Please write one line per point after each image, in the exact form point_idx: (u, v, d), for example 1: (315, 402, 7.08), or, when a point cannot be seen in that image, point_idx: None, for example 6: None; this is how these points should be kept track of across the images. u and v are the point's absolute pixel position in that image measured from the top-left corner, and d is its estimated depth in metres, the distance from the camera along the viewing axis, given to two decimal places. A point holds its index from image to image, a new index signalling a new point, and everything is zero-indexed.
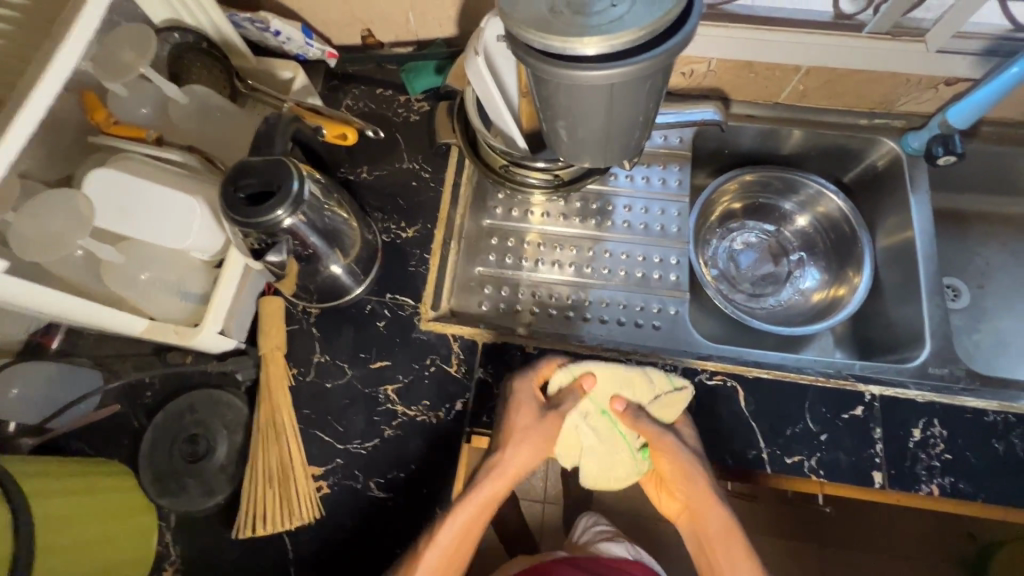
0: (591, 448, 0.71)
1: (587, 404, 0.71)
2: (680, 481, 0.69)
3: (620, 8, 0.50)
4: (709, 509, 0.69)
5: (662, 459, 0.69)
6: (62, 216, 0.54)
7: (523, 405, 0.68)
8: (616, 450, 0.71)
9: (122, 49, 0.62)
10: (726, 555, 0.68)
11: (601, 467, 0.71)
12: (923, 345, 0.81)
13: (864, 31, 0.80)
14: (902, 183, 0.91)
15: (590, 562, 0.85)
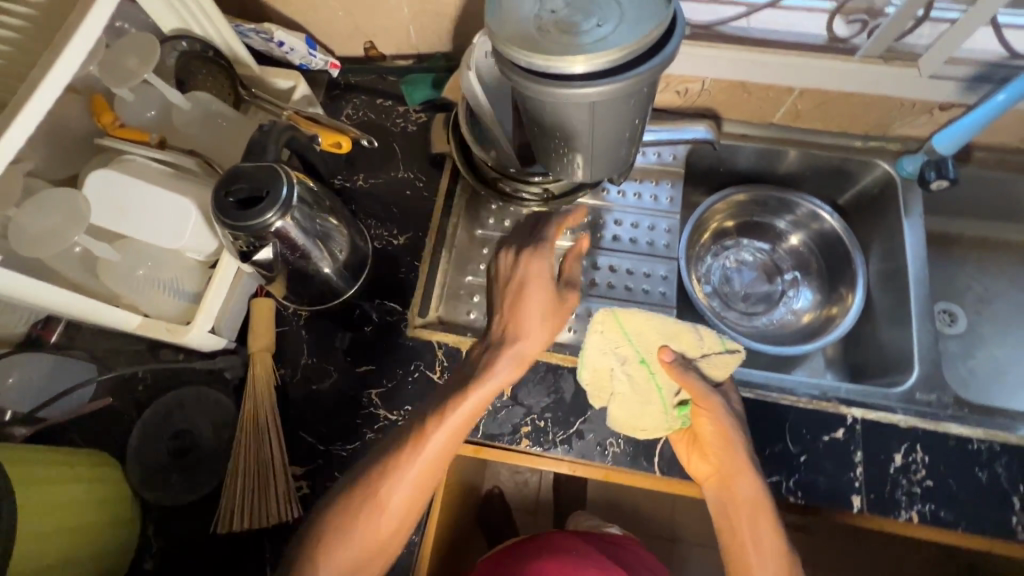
0: (624, 394, 0.69)
1: (628, 350, 0.70)
2: (719, 444, 0.65)
3: (605, 28, 0.51)
4: (741, 475, 0.64)
5: (701, 421, 0.66)
6: (61, 213, 0.56)
7: (535, 282, 0.65)
8: (650, 401, 0.69)
9: (127, 56, 0.65)
10: (750, 524, 0.63)
11: (631, 413, 0.69)
12: (912, 370, 0.81)
13: (857, 56, 0.81)
14: (896, 207, 0.91)
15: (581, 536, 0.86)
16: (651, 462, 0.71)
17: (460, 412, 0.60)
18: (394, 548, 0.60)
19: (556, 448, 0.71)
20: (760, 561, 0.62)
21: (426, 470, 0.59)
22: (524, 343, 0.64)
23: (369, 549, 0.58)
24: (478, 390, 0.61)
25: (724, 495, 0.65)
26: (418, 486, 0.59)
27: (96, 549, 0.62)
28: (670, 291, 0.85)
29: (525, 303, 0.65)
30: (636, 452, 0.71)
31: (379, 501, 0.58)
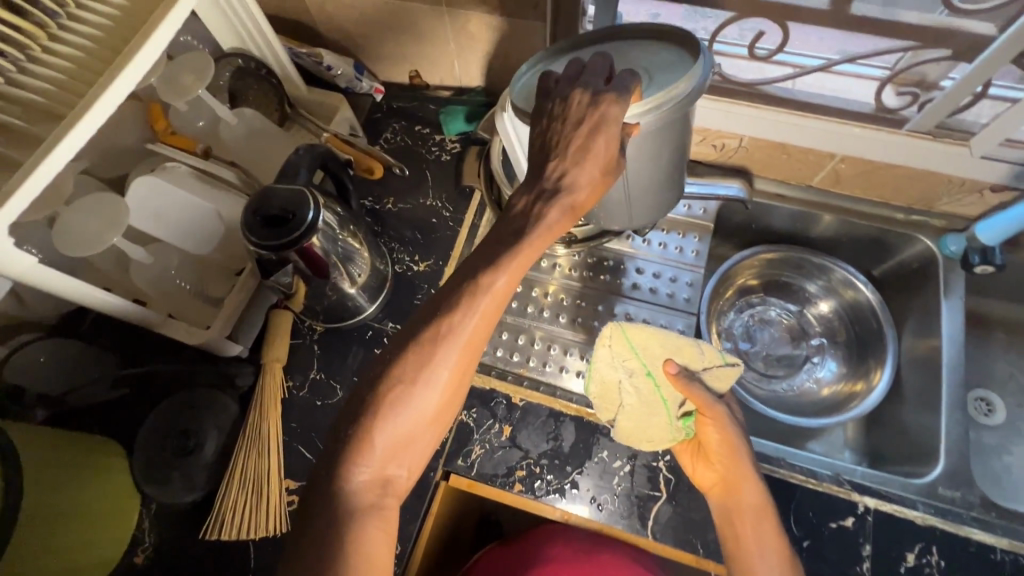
0: (630, 404, 0.68)
1: (635, 364, 0.68)
2: (723, 454, 0.63)
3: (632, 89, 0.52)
4: (744, 478, 0.62)
5: (706, 429, 0.64)
6: (105, 219, 0.59)
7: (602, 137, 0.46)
8: (656, 413, 0.67)
9: (183, 72, 0.68)
10: (754, 530, 0.59)
11: (637, 426, 0.68)
12: (936, 461, 0.76)
13: (904, 128, 0.78)
14: (935, 286, 0.87)
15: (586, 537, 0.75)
16: (644, 525, 0.69)
17: (517, 259, 0.46)
18: (447, 425, 0.48)
19: (549, 497, 0.70)
20: (764, 566, 0.57)
21: (476, 335, 0.46)
22: (584, 188, 0.47)
23: (421, 428, 0.46)
24: (536, 241, 0.47)
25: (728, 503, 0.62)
26: (467, 353, 0.46)
27: (92, 540, 0.64)
28: None
29: (597, 150, 0.46)
30: (630, 512, 0.69)
31: (431, 373, 0.45)
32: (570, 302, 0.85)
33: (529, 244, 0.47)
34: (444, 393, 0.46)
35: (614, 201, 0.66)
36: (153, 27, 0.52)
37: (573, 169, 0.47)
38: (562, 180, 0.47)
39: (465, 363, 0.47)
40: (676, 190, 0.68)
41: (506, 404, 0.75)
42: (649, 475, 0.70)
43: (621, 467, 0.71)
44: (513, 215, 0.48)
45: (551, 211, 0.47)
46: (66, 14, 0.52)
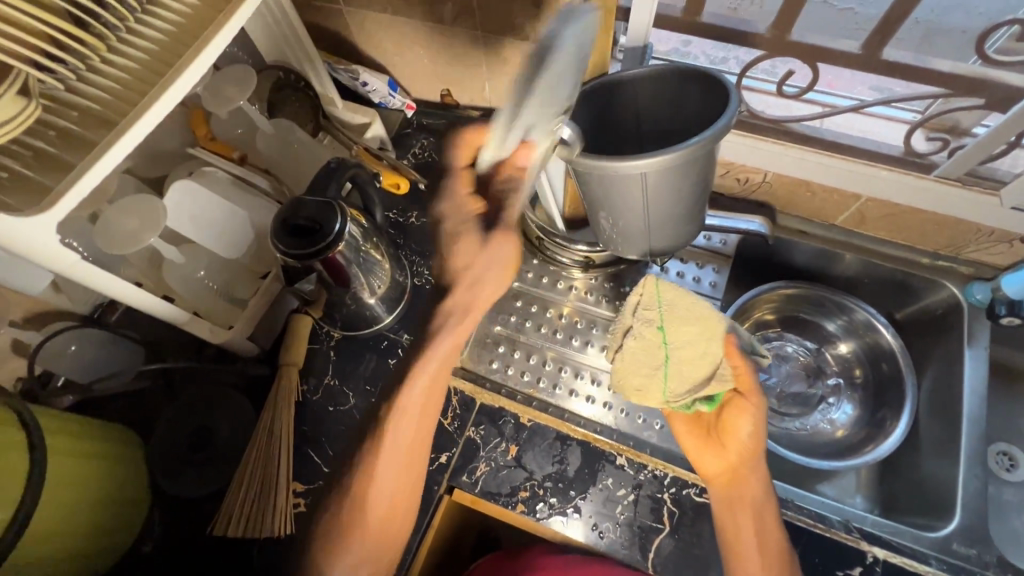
0: (635, 354, 0.68)
1: (654, 314, 0.69)
2: (746, 444, 0.66)
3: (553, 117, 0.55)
4: (749, 474, 0.65)
5: (744, 423, 0.66)
6: (144, 219, 0.62)
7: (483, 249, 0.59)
8: (660, 367, 0.67)
9: (227, 84, 0.71)
10: (758, 525, 0.63)
11: (635, 374, 0.68)
12: (952, 516, 0.74)
13: (932, 174, 0.77)
14: (959, 334, 0.85)
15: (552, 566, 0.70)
16: (645, 557, 0.68)
17: (429, 366, 0.61)
18: (401, 525, 0.64)
19: (553, 521, 0.70)
20: (765, 562, 0.61)
21: (415, 436, 0.63)
22: (480, 291, 0.61)
23: (391, 511, 0.63)
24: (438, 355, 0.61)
25: (725, 498, 0.65)
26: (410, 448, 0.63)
27: (103, 526, 0.65)
28: None
29: (474, 249, 0.60)
30: (632, 542, 0.68)
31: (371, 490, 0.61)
32: (583, 325, 0.85)
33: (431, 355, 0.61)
34: (401, 481, 0.63)
35: (636, 230, 0.66)
36: (206, 43, 0.55)
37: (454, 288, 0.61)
38: (453, 284, 0.60)
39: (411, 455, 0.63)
40: (698, 217, 0.68)
41: (514, 423, 0.76)
42: (653, 506, 0.70)
43: (625, 496, 0.70)
44: (424, 332, 0.62)
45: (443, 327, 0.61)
46: (124, 27, 0.55)
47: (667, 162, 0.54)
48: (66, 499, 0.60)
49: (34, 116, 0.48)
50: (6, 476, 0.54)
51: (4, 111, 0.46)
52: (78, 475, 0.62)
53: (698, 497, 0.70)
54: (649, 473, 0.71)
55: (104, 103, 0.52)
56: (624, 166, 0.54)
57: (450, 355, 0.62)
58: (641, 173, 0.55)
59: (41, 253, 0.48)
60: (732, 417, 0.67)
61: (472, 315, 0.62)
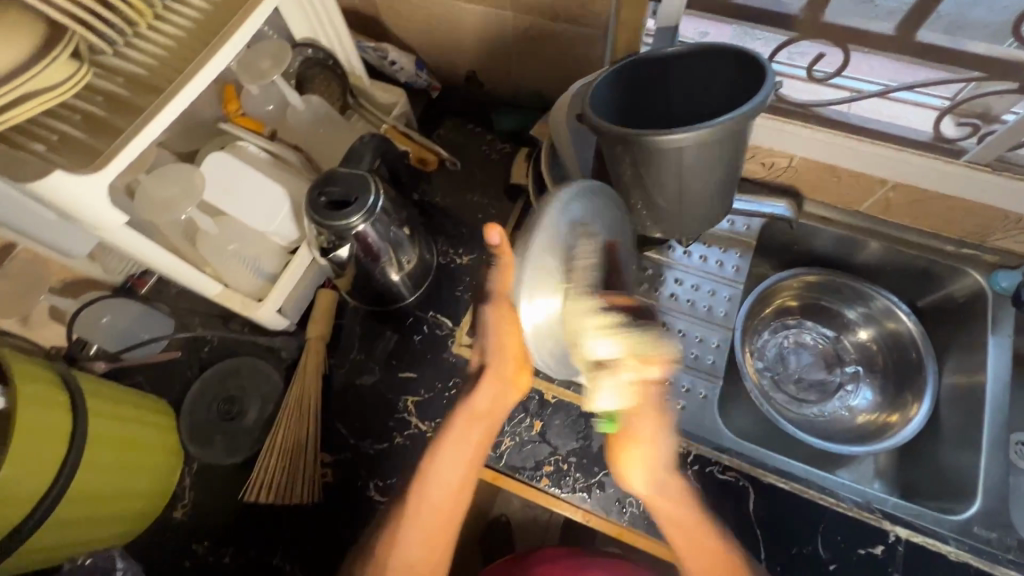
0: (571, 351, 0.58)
1: (581, 304, 0.53)
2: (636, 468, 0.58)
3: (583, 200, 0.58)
4: (674, 505, 0.59)
5: (645, 436, 0.57)
6: (180, 187, 0.64)
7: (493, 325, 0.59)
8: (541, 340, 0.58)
9: (261, 58, 0.72)
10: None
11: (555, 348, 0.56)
12: (973, 500, 0.74)
13: (962, 159, 0.76)
14: (982, 321, 0.85)
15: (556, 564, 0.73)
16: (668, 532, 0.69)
17: (445, 448, 0.63)
18: None
19: (578, 495, 0.71)
20: None
21: (428, 523, 0.61)
22: (503, 364, 0.64)
23: None
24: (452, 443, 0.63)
25: (679, 546, 0.58)
26: (424, 534, 0.60)
27: (137, 489, 0.67)
28: (720, 360, 0.83)
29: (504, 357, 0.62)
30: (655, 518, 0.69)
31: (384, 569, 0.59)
32: None
33: (447, 434, 0.63)
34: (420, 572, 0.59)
35: (666, 207, 0.66)
36: (246, 13, 0.55)
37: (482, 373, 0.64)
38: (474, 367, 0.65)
39: (427, 540, 0.61)
40: (728, 194, 0.68)
41: (538, 400, 0.76)
42: None
43: None
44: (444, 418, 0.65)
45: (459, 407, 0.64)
46: None
47: (701, 138, 0.55)
48: (105, 461, 0.62)
49: (83, 80, 0.49)
50: (50, 436, 0.55)
51: (56, 73, 0.46)
52: (117, 439, 0.64)
53: (721, 474, 0.71)
54: (673, 451, 0.72)
55: (149, 70, 0.53)
56: (660, 139, 0.54)
57: (476, 432, 0.64)
58: (678, 147, 0.56)
59: (90, 216, 0.49)
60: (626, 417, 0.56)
61: (494, 395, 0.64)
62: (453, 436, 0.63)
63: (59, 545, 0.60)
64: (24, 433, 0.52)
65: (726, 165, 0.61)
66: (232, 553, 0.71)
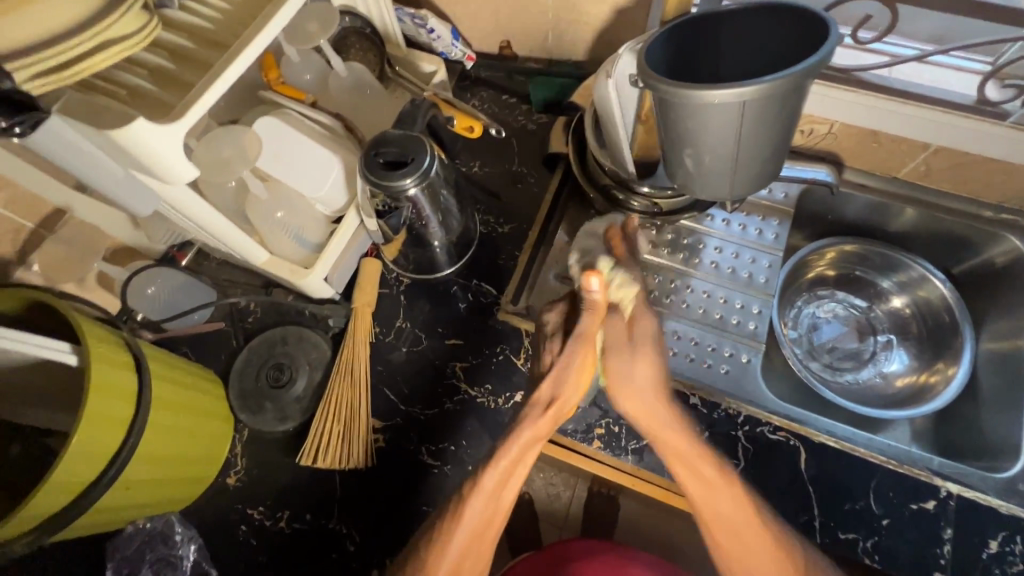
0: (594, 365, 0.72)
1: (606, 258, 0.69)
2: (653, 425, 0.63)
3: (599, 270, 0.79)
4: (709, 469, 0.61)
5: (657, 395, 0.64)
6: (234, 146, 0.63)
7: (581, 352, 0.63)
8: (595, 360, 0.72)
9: (308, 21, 0.71)
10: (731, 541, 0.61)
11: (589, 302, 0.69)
12: (1019, 458, 0.75)
13: (1008, 121, 0.76)
14: (1021, 286, 0.85)
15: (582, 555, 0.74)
16: None
17: (499, 468, 0.61)
18: None
19: (625, 455, 0.73)
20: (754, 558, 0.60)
21: (474, 535, 0.61)
22: (577, 376, 0.63)
23: None
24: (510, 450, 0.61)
25: (706, 506, 0.61)
26: (471, 543, 0.61)
27: (190, 453, 0.67)
28: (762, 326, 0.83)
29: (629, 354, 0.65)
30: None
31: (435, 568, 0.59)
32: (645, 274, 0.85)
33: (506, 452, 0.61)
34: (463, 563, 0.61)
35: (721, 168, 0.65)
36: None
37: (546, 398, 0.63)
38: (542, 397, 0.64)
39: (478, 532, 0.61)
40: (784, 156, 0.66)
41: None
42: (728, 442, 0.72)
43: (699, 433, 0.72)
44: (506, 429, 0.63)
45: (523, 426, 0.62)
46: None
47: (764, 92, 0.53)
48: (166, 424, 0.62)
49: (151, 34, 0.48)
50: (120, 394, 0.56)
51: (127, 24, 0.45)
52: (175, 403, 0.64)
53: (771, 435, 0.72)
54: (723, 412, 0.73)
55: (215, 24, 0.53)
56: (719, 95, 0.53)
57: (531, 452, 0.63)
58: (741, 102, 0.54)
59: (167, 170, 0.49)
60: (633, 366, 0.64)
61: (573, 393, 0.64)
62: (516, 451, 0.62)
63: (124, 507, 0.61)
64: (95, 393, 0.52)
65: (788, 123, 0.59)
66: (287, 518, 0.72)
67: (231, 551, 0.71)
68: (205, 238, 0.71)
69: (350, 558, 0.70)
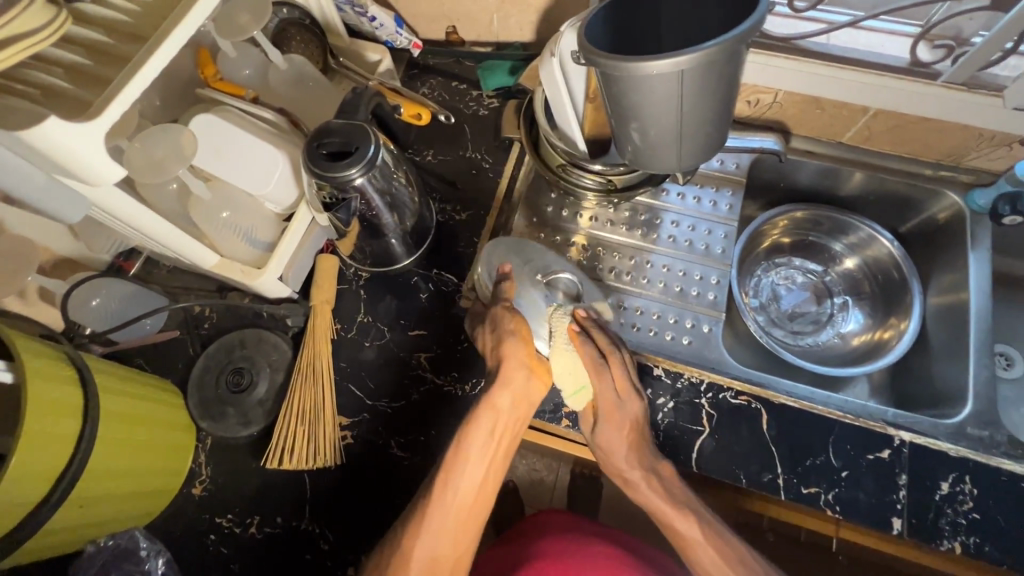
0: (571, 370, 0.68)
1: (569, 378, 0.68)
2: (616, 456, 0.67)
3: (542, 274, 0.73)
4: (639, 480, 0.67)
5: (620, 452, 0.67)
6: (168, 145, 0.60)
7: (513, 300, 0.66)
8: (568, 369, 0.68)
9: (240, 12, 0.69)
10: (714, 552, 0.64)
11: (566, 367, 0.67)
12: (966, 403, 0.78)
13: (939, 80, 0.78)
14: (962, 239, 0.89)
15: (548, 540, 0.73)
16: (688, 457, 0.72)
17: (471, 468, 0.64)
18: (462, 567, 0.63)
19: None
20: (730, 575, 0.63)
21: (462, 518, 0.63)
22: (521, 348, 0.65)
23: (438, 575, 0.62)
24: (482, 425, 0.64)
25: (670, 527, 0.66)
26: (460, 524, 0.63)
27: (148, 465, 0.65)
28: (721, 296, 0.84)
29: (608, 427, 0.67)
30: (674, 446, 0.72)
31: (420, 551, 0.61)
32: (605, 252, 0.86)
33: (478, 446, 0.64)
34: (444, 546, 0.62)
35: (667, 141, 0.65)
36: None
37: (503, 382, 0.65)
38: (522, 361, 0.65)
39: (462, 517, 0.63)
40: (728, 126, 0.67)
41: None
42: (692, 410, 0.73)
43: (664, 404, 0.74)
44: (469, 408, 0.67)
45: (483, 420, 0.65)
46: None
47: (700, 60, 0.53)
48: (119, 438, 0.60)
49: (62, 29, 0.46)
50: (63, 411, 0.53)
51: (33, 18, 0.43)
52: (129, 415, 0.62)
53: (733, 399, 0.73)
54: (686, 380, 0.74)
55: (132, 17, 0.51)
56: (657, 65, 0.53)
57: (501, 428, 0.65)
58: (678, 72, 0.54)
59: (89, 172, 0.47)
60: (599, 430, 0.68)
61: (523, 388, 0.66)
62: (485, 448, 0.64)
63: (82, 525, 0.59)
64: (36, 409, 0.50)
65: (728, 91, 0.59)
66: (257, 522, 0.71)
67: (202, 560, 0.70)
68: (148, 243, 0.68)
69: (325, 556, 0.70)
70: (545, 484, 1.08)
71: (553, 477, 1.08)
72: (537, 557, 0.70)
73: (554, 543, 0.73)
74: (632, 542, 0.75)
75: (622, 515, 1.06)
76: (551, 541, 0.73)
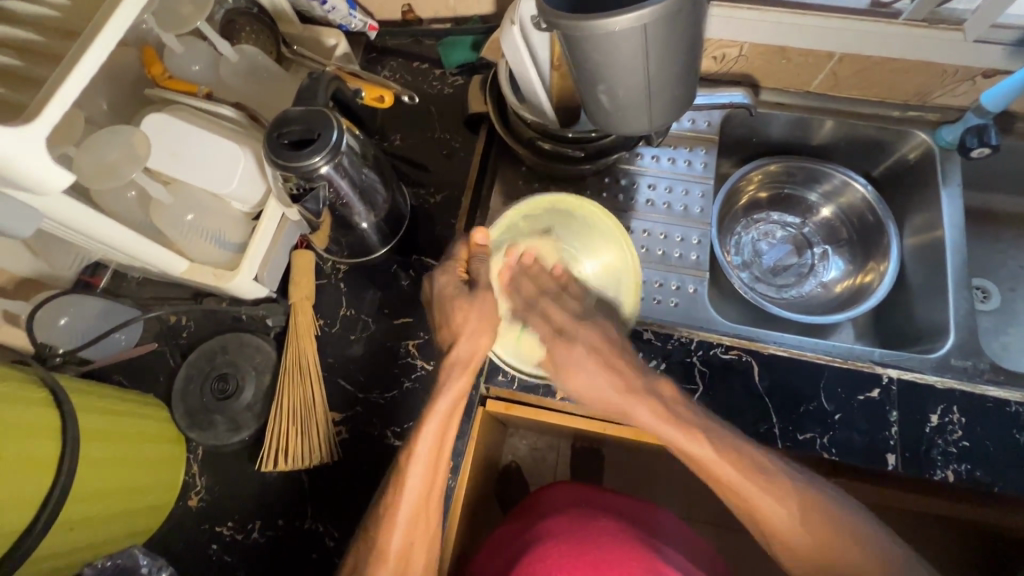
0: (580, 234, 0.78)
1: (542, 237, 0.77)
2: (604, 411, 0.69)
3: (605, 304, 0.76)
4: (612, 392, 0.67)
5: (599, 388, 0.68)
6: (120, 148, 0.57)
7: (473, 308, 0.66)
8: (569, 218, 0.77)
9: (180, 2, 0.65)
10: (746, 499, 0.62)
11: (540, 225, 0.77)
12: (948, 336, 0.80)
13: (901, 19, 0.79)
14: (933, 178, 0.90)
15: (544, 528, 0.72)
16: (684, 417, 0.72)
17: (405, 511, 0.61)
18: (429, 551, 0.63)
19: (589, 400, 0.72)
20: (774, 518, 0.62)
21: (418, 504, 0.62)
22: (471, 322, 0.66)
23: (408, 563, 0.61)
24: (441, 401, 0.64)
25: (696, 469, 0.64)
26: (418, 509, 0.62)
27: (138, 483, 0.64)
28: (704, 255, 0.84)
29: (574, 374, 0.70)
30: None
31: (388, 542, 0.61)
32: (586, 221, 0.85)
33: (410, 487, 0.62)
34: (408, 531, 0.61)
35: (637, 101, 0.64)
36: None
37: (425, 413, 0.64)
38: (458, 339, 0.66)
39: (422, 499, 0.62)
40: (697, 82, 0.66)
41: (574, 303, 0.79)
42: (685, 369, 0.73)
43: (656, 366, 0.74)
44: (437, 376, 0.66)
45: (410, 460, 0.62)
46: None
47: (662, 12, 0.52)
48: (104, 456, 0.58)
49: None
50: (38, 432, 0.51)
51: None
52: (110, 432, 0.60)
53: (724, 354, 0.74)
54: (676, 341, 0.75)
55: (62, 11, 0.48)
56: (618, 22, 0.52)
57: (443, 402, 0.64)
58: (640, 31, 0.53)
59: (34, 179, 0.44)
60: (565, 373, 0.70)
61: (473, 353, 0.66)
62: (418, 486, 0.62)
63: (75, 548, 0.57)
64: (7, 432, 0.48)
65: (693, 44, 0.58)
66: (260, 527, 0.70)
67: (205, 570, 0.69)
68: (112, 254, 0.65)
69: (331, 553, 0.70)
70: (548, 459, 1.09)
71: (555, 455, 1.09)
72: (538, 538, 0.70)
73: (552, 525, 0.72)
74: (634, 515, 0.74)
75: (626, 481, 1.08)
76: (551, 521, 0.72)
